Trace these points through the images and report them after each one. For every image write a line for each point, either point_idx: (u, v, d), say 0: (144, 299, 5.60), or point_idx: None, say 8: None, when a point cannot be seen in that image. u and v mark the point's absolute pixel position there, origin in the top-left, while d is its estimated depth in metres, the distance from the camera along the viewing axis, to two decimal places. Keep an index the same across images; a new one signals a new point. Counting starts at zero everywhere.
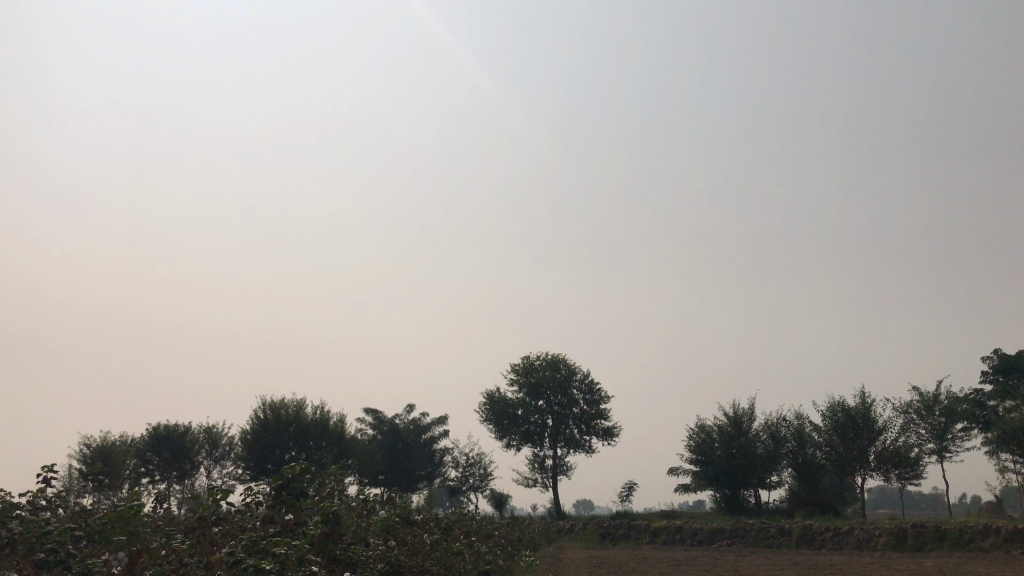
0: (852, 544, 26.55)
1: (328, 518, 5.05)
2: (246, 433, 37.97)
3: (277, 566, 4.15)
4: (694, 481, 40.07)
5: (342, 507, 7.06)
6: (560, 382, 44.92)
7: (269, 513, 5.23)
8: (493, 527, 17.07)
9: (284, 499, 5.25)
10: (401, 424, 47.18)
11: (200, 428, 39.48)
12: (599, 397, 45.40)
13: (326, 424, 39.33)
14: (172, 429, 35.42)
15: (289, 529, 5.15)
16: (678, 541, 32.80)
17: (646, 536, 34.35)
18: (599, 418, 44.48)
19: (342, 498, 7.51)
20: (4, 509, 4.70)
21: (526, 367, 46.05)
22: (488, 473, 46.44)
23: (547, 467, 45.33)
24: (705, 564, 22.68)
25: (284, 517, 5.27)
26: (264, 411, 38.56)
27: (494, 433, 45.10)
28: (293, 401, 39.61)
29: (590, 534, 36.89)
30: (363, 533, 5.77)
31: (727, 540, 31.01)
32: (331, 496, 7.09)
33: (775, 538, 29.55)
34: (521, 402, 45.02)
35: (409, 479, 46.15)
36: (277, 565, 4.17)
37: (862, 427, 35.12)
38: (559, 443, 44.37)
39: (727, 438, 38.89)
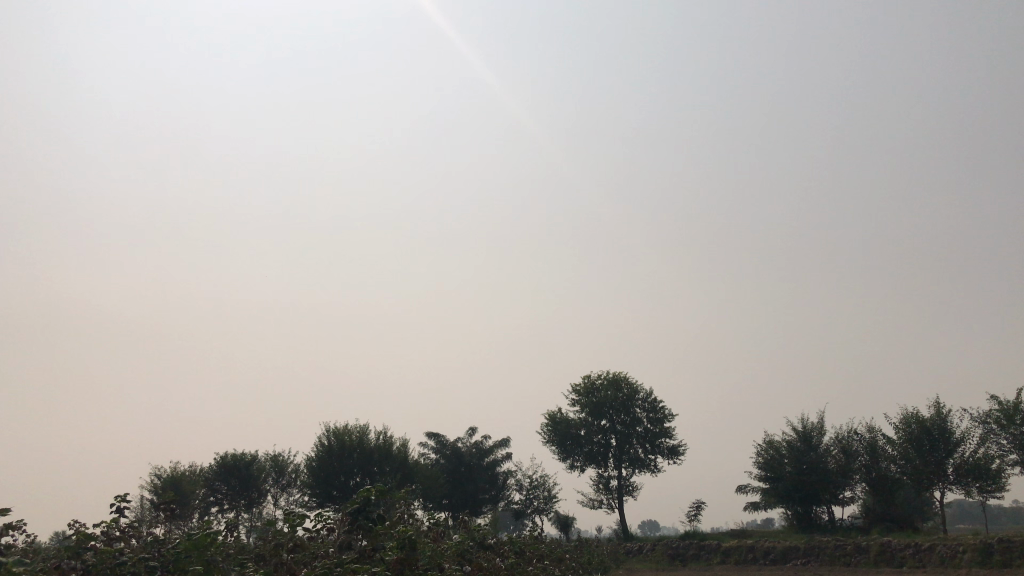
0: (935, 561, 25.48)
1: (404, 541, 4.91)
2: (311, 460, 38.32)
3: None
4: (764, 499, 39.08)
5: (414, 532, 6.92)
6: (623, 401, 44.41)
7: (345, 539, 5.17)
8: (561, 550, 16.75)
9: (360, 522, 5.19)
10: (463, 448, 47.10)
11: (267, 456, 39.96)
12: (662, 415, 44.72)
13: (389, 449, 39.44)
14: (239, 458, 35.91)
15: (367, 554, 5.03)
16: (751, 561, 31.93)
17: (717, 556, 33.52)
18: (663, 436, 43.78)
19: (414, 523, 7.37)
20: (82, 540, 4.67)
21: (587, 387, 45.68)
22: (553, 495, 46.02)
23: (611, 488, 44.72)
24: None
25: (360, 543, 5.17)
26: (328, 438, 38.86)
27: (558, 454, 44.70)
28: (357, 427, 39.89)
29: (659, 555, 36.16)
30: (438, 557, 5.63)
31: (802, 558, 30.08)
32: (402, 521, 6.97)
33: (852, 556, 28.55)
34: (584, 423, 44.62)
35: (473, 503, 45.96)
36: None
37: (939, 439, 33.88)
38: (624, 463, 43.76)
39: (796, 454, 37.86)
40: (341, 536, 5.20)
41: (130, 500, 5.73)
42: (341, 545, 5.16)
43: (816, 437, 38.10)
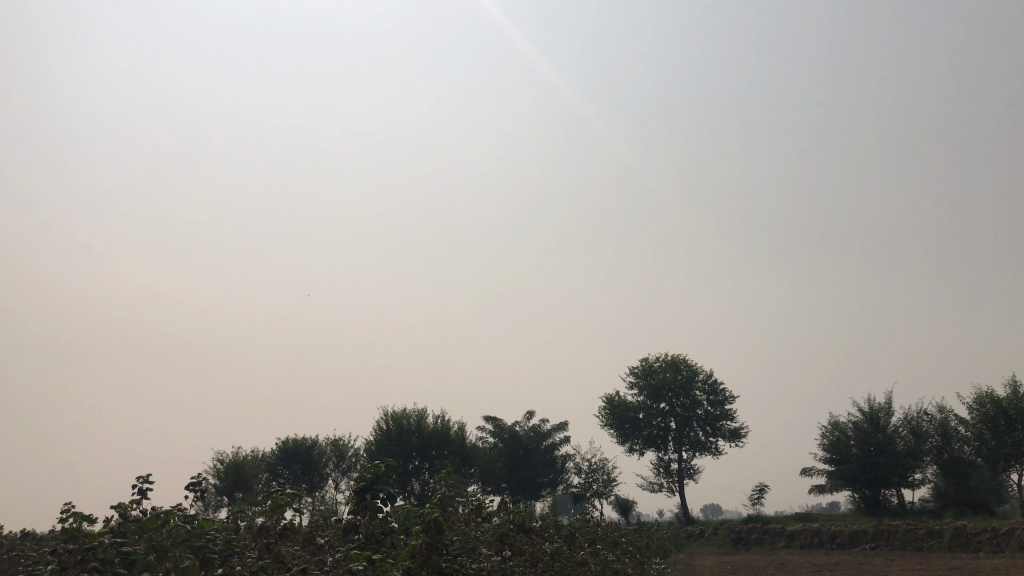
0: (1014, 546, 24.34)
1: (430, 523, 4.47)
2: (371, 444, 38.51)
3: None
4: (830, 482, 38.01)
5: (454, 515, 6.57)
6: (682, 383, 43.63)
7: (350, 520, 4.75)
8: (619, 535, 16.25)
9: (369, 503, 4.77)
10: (521, 431, 46.85)
11: (327, 441, 40.26)
12: (723, 397, 43.78)
13: (447, 433, 39.36)
14: (299, 442, 36.16)
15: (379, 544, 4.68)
16: (818, 545, 31.01)
17: (782, 540, 32.67)
18: (724, 419, 42.90)
19: (458, 505, 7.03)
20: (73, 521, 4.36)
21: (645, 369, 45.06)
22: (612, 479, 45.55)
23: (672, 471, 44.04)
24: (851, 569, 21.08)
25: (375, 524, 4.80)
26: (387, 422, 39.01)
27: (616, 437, 44.13)
28: (415, 411, 39.93)
29: (722, 539, 35.46)
30: (472, 542, 5.21)
31: (871, 542, 29.09)
32: (441, 503, 6.60)
33: (924, 541, 27.49)
34: (643, 405, 43.97)
35: (532, 486, 45.71)
36: None
37: (1016, 419, 32.47)
38: (684, 447, 42.99)
39: (864, 436, 36.67)
40: (350, 512, 4.77)
41: (151, 482, 5.32)
42: (350, 532, 4.76)
43: (884, 418, 36.84)
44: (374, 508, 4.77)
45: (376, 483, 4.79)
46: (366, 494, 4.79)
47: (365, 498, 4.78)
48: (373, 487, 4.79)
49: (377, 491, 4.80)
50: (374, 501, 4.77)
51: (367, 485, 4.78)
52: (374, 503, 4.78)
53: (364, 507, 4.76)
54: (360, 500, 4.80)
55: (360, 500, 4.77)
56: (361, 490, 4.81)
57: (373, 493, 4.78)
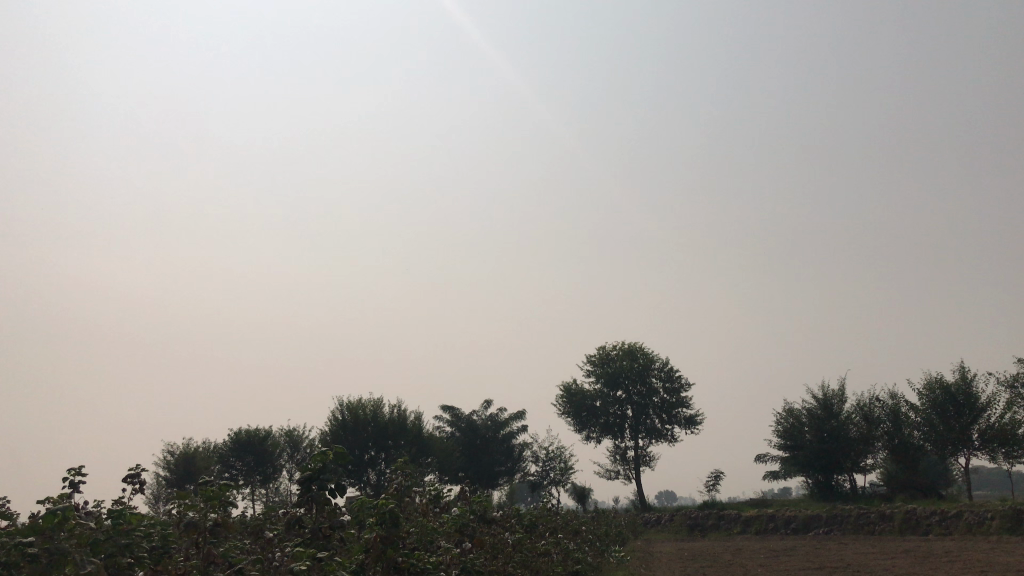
0: (962, 528, 24.77)
1: (385, 515, 4.19)
2: (326, 435, 37.95)
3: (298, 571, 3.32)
4: (784, 468, 38.45)
5: (409, 506, 6.28)
6: (639, 371, 43.74)
7: (294, 514, 4.45)
8: (578, 522, 16.04)
9: (316, 495, 4.48)
10: (478, 420, 46.57)
11: (281, 432, 39.66)
12: (679, 384, 43.99)
13: (404, 422, 38.97)
14: (253, 434, 35.47)
15: (321, 538, 4.42)
16: (772, 530, 31.30)
17: (738, 525, 32.92)
18: (680, 406, 43.11)
19: (414, 495, 6.76)
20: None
21: (602, 357, 45.11)
22: (569, 467, 45.54)
23: (629, 458, 44.18)
24: (806, 554, 21.16)
25: (318, 523, 4.49)
26: (342, 412, 38.47)
27: (573, 425, 44.11)
28: (371, 401, 39.44)
29: (678, 526, 35.64)
30: (430, 534, 4.94)
31: (824, 527, 29.43)
32: (397, 494, 6.31)
33: (875, 524, 27.86)
34: (600, 394, 44.00)
35: (489, 475, 45.57)
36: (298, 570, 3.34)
37: (964, 405, 33.05)
38: (641, 434, 43.11)
39: (817, 422, 37.09)
40: (293, 505, 4.47)
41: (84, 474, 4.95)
42: (295, 525, 4.45)
43: (837, 405, 37.28)
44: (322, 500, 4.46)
45: (321, 474, 4.49)
46: (311, 485, 4.49)
47: (311, 489, 4.48)
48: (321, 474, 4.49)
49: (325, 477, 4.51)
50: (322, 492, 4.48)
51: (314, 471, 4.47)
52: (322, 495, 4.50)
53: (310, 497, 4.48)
54: (306, 491, 4.52)
55: (305, 492, 4.48)
56: (307, 481, 4.51)
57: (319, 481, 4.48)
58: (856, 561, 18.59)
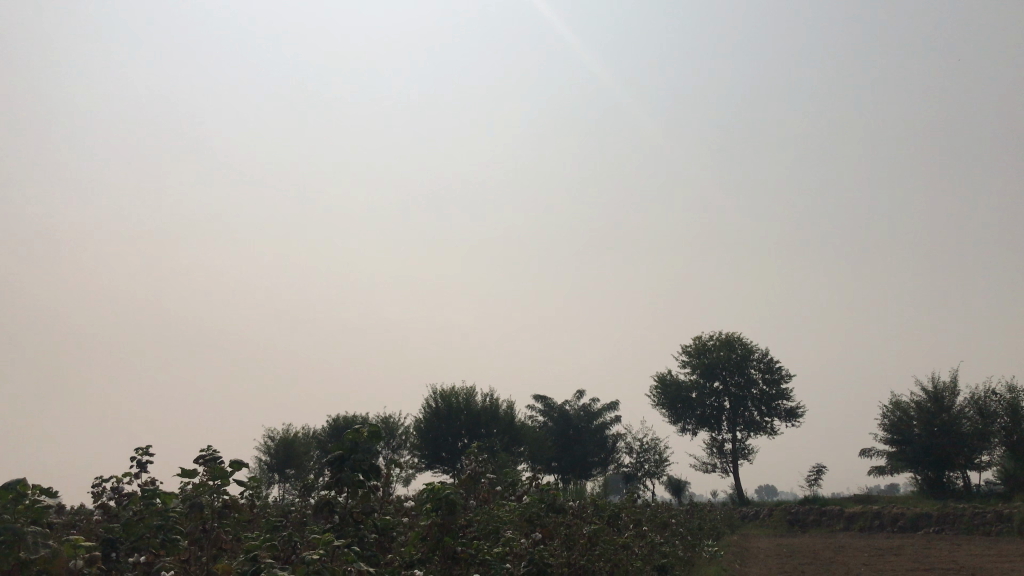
0: None
1: (441, 499, 3.93)
2: (420, 422, 38.33)
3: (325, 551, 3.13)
4: (891, 463, 36.78)
5: (480, 494, 6.07)
6: (736, 362, 42.56)
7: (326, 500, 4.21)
8: (669, 514, 15.56)
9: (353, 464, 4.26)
10: (571, 410, 46.22)
11: (377, 419, 40.34)
12: (779, 375, 42.59)
13: (496, 411, 39.02)
14: (349, 420, 36.24)
15: (368, 527, 4.20)
16: (878, 528, 29.92)
17: (841, 522, 31.61)
18: (780, 398, 41.74)
19: (485, 484, 6.54)
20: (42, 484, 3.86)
21: (698, 347, 44.14)
22: (664, 459, 44.76)
23: (725, 451, 43.09)
24: (914, 553, 20.05)
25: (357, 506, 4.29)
26: (435, 400, 38.76)
27: (668, 417, 43.27)
28: (464, 389, 39.62)
29: (777, 521, 34.53)
30: (493, 523, 4.69)
31: (934, 526, 27.93)
32: (466, 483, 6.11)
33: (992, 525, 26.24)
34: (696, 384, 43.03)
35: (583, 466, 45.26)
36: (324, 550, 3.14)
37: None
38: (739, 427, 41.95)
39: (926, 416, 35.31)
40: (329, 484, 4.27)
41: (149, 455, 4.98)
42: (333, 508, 4.23)
43: (948, 397, 35.40)
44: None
45: None
46: None
47: None
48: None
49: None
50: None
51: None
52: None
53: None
54: None
55: None
56: None
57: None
58: (968, 563, 17.48)
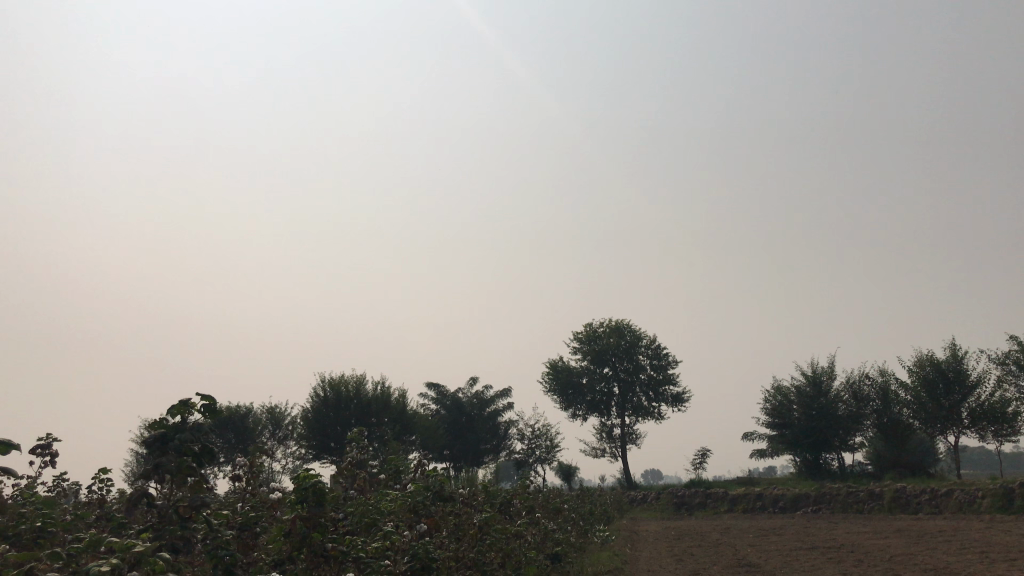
0: (952, 507, 24.33)
1: (308, 490, 3.41)
2: (307, 412, 37.26)
3: (126, 561, 2.58)
4: (772, 446, 37.99)
5: (356, 485, 5.56)
6: (625, 348, 43.07)
7: (138, 490, 3.65)
8: (562, 501, 15.37)
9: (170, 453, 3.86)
10: (463, 398, 45.86)
11: (263, 409, 38.98)
12: (666, 361, 43.38)
13: (387, 400, 38.29)
14: (233, 411, 36.03)
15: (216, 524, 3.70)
16: (760, 509, 30.81)
17: (725, 504, 32.41)
18: (667, 383, 42.54)
19: (360, 471, 6.05)
20: None
21: (589, 334, 44.49)
22: (555, 445, 45.00)
23: (615, 436, 43.64)
24: (796, 533, 20.59)
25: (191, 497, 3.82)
26: (324, 389, 37.61)
27: (559, 403, 43.44)
28: (354, 377, 38.67)
29: (664, 504, 35.18)
30: (370, 516, 4.19)
31: (812, 506, 28.92)
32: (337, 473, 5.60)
33: (865, 503, 27.34)
34: (586, 370, 43.35)
35: (474, 453, 45.02)
36: (126, 560, 2.59)
37: (954, 382, 32.51)
38: (627, 412, 42.52)
39: (806, 400, 36.58)
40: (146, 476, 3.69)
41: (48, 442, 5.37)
42: (156, 498, 3.65)
43: (826, 382, 36.70)
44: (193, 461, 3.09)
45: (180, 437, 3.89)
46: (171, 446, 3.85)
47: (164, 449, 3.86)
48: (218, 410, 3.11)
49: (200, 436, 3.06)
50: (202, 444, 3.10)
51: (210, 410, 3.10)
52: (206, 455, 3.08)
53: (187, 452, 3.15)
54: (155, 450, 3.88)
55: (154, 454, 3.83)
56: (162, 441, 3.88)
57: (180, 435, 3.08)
58: (849, 540, 17.94)
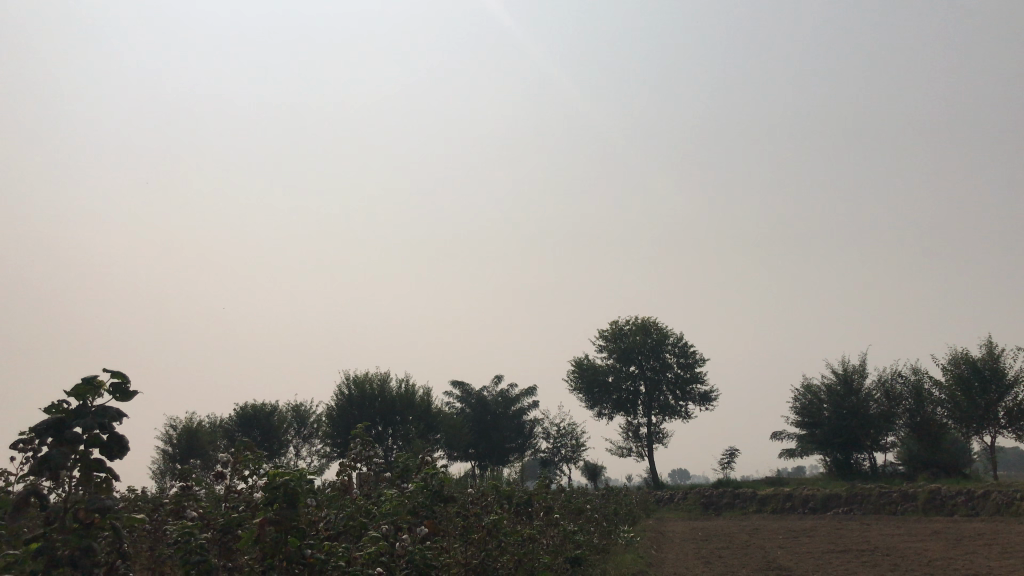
0: (989, 509, 23.58)
1: (277, 491, 3.08)
2: (332, 410, 37.11)
3: None
4: (801, 445, 37.26)
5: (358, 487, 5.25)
6: (651, 346, 42.49)
7: (28, 490, 2.53)
8: (585, 502, 14.97)
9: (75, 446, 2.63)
10: (488, 396, 45.50)
11: (288, 407, 38.87)
12: (693, 359, 42.70)
13: (411, 397, 37.99)
14: (259, 408, 36.04)
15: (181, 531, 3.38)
16: (789, 510, 30.15)
17: (753, 505, 31.77)
18: (694, 382, 41.91)
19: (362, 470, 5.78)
20: None
21: (614, 332, 43.96)
22: (580, 444, 44.55)
23: (641, 435, 43.06)
24: (827, 534, 20.00)
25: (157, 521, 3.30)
26: (348, 387, 37.38)
27: (585, 401, 42.94)
28: (378, 375, 38.41)
29: (691, 504, 34.60)
30: (356, 525, 3.89)
31: (843, 507, 28.21)
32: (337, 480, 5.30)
33: (898, 504, 26.60)
34: (612, 369, 42.81)
35: (499, 452, 44.64)
36: None
37: (989, 380, 31.59)
38: (654, 411, 41.92)
39: (836, 399, 35.81)
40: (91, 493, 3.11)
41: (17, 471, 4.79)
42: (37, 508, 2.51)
43: (857, 380, 35.90)
44: (103, 461, 2.66)
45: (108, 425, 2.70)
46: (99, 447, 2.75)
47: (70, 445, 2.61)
48: (134, 393, 2.67)
49: (113, 419, 2.62)
50: (121, 436, 2.64)
51: (124, 391, 2.67)
52: (121, 444, 2.63)
53: (108, 467, 2.71)
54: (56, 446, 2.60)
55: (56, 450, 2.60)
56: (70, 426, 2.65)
57: (91, 426, 2.61)
58: (883, 543, 17.33)
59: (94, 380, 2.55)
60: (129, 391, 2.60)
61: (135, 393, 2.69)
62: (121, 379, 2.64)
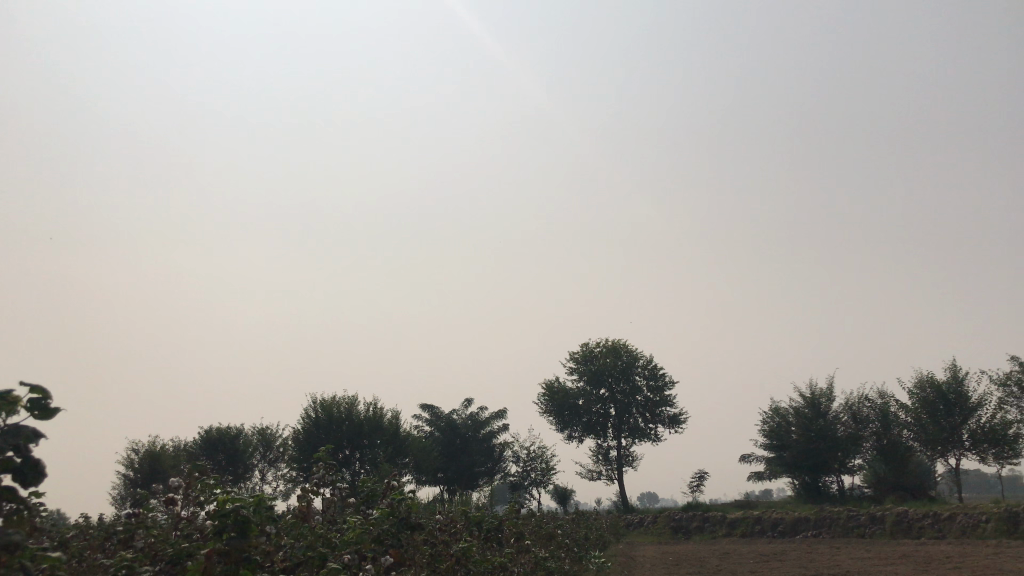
0: (955, 531, 23.71)
1: (228, 521, 3.04)
2: (299, 434, 36.54)
3: None
4: (770, 468, 37.35)
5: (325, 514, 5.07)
6: (622, 369, 42.47)
7: None
8: (555, 526, 14.80)
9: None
10: (458, 419, 45.12)
11: (254, 431, 38.23)
12: (663, 382, 42.73)
13: (380, 421, 37.54)
14: (224, 433, 35.38)
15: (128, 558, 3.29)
16: (758, 533, 30.12)
17: (723, 528, 31.70)
18: (664, 405, 41.91)
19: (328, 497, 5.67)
20: None
21: (584, 355, 43.90)
22: (550, 467, 44.32)
23: (611, 458, 42.94)
24: (797, 558, 19.95)
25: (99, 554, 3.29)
26: (316, 411, 36.86)
27: (555, 425, 42.75)
28: (346, 398, 37.93)
29: (661, 528, 34.48)
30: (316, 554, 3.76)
31: (812, 530, 28.23)
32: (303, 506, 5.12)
33: (866, 527, 26.67)
34: (583, 392, 42.68)
35: (469, 476, 44.22)
36: None
37: (954, 403, 31.90)
38: (624, 434, 41.83)
39: (805, 422, 35.96)
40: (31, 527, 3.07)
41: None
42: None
43: (825, 403, 36.10)
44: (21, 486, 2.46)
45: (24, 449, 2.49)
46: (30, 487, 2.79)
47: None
48: (57, 410, 2.46)
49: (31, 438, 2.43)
50: (38, 457, 2.44)
51: (45, 408, 2.46)
52: (38, 467, 2.43)
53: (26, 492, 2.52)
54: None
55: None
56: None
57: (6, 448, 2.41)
58: (853, 566, 17.32)
59: (12, 397, 2.34)
60: (53, 411, 2.39)
61: (56, 410, 2.45)
62: (44, 394, 2.44)
